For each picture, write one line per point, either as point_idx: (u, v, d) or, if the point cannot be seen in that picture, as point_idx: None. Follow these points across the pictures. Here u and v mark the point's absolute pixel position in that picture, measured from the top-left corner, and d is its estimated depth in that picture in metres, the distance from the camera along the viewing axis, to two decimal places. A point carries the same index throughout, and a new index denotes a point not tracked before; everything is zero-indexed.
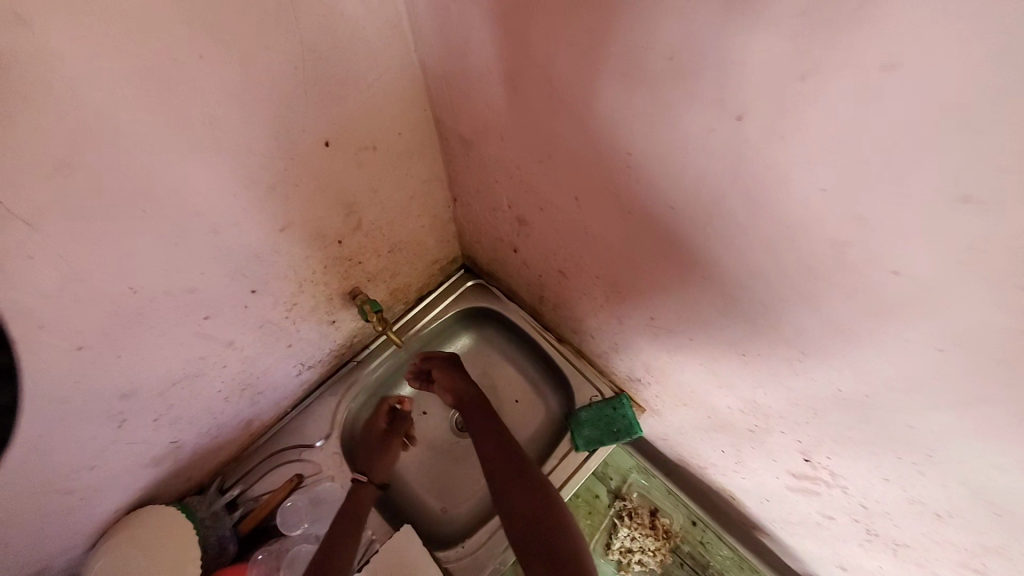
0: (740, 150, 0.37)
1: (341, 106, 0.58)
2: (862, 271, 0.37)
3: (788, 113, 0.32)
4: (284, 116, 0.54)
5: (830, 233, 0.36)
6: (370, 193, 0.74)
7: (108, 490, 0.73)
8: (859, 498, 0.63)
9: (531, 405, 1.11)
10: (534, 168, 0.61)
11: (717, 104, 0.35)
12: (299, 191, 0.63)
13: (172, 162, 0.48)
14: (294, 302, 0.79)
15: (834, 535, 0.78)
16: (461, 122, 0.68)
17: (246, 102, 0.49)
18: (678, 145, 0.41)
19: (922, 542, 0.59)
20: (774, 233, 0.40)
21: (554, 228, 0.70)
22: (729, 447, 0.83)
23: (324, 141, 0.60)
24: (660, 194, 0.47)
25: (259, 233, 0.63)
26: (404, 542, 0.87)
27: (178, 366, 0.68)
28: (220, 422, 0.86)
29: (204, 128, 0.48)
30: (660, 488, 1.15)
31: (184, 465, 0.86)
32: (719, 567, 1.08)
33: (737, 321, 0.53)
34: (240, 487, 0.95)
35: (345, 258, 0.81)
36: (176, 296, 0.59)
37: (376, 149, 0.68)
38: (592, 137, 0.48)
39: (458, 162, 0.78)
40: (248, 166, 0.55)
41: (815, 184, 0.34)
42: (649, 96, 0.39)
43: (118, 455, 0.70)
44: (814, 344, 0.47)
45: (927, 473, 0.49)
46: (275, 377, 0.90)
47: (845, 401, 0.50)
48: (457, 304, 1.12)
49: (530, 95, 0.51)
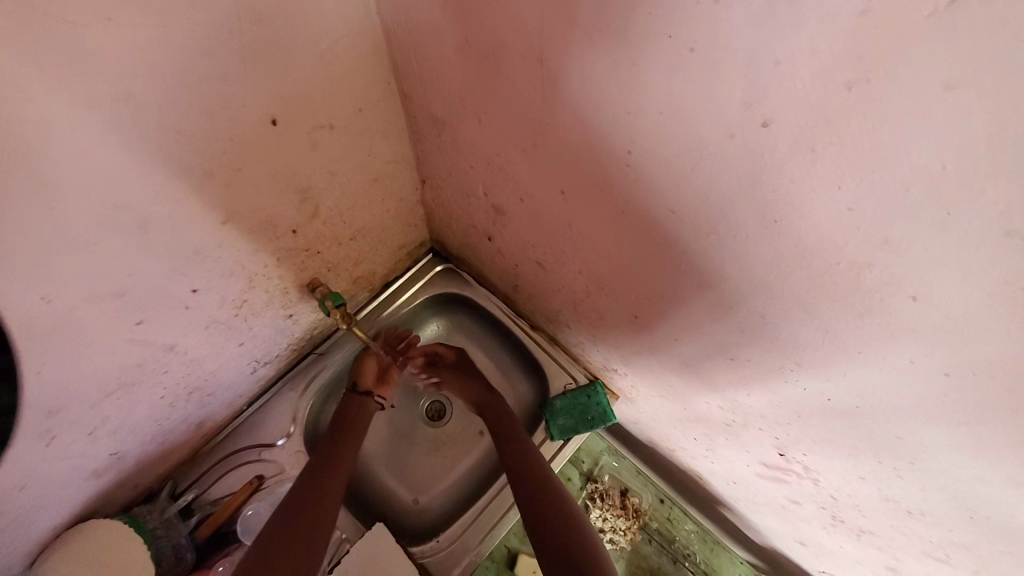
0: (760, 159, 0.33)
1: (291, 77, 0.50)
2: (879, 293, 0.34)
3: (824, 124, 0.28)
4: (221, 90, 0.45)
5: (851, 253, 0.33)
6: (328, 177, 0.65)
7: (44, 514, 0.65)
8: (830, 490, 0.64)
9: (505, 392, 1.08)
10: (515, 157, 0.56)
11: (741, 107, 0.31)
12: (245, 177, 0.54)
13: (84, 151, 0.39)
14: (244, 298, 0.71)
15: (798, 516, 0.81)
16: (431, 100, 0.60)
17: (173, 74, 0.40)
18: (687, 147, 0.36)
19: (887, 530, 0.62)
20: (784, 247, 0.37)
21: (532, 220, 0.65)
22: (702, 435, 0.84)
23: (270, 119, 0.52)
24: (660, 196, 0.43)
25: (197, 226, 0.54)
26: (376, 548, 0.82)
27: (112, 377, 0.59)
28: (167, 427, 0.78)
29: (120, 107, 0.39)
30: (630, 468, 1.17)
31: (129, 475, 0.78)
32: (685, 541, 1.12)
33: (729, 328, 0.50)
34: (195, 492, 0.87)
35: (302, 249, 0.73)
36: (101, 304, 0.50)
37: (333, 128, 0.60)
38: (585, 130, 0.43)
39: (427, 142, 0.71)
40: (179, 150, 0.46)
41: (842, 203, 0.31)
42: (659, 92, 0.34)
43: (49, 476, 0.62)
44: (810, 355, 0.45)
45: (905, 476, 0.50)
46: (227, 376, 0.82)
47: (833, 409, 0.49)
48: (425, 291, 1.05)
49: (514, 77, 0.44)
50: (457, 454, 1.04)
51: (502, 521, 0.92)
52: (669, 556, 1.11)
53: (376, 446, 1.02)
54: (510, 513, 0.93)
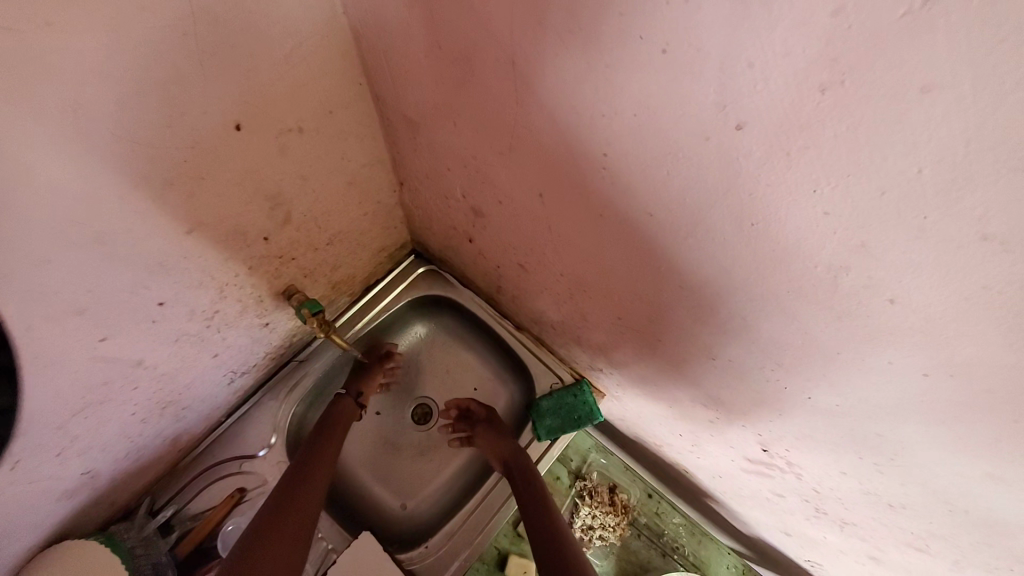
0: (736, 162, 0.32)
1: (254, 81, 0.47)
2: (857, 297, 0.34)
3: (800, 128, 0.27)
4: (178, 96, 0.42)
5: (827, 257, 0.33)
6: (300, 182, 0.63)
7: (10, 541, 0.62)
8: (813, 484, 0.65)
9: (492, 393, 1.08)
10: (492, 159, 0.54)
11: (715, 110, 0.30)
12: (209, 185, 0.52)
13: (27, 163, 0.36)
14: (216, 308, 0.68)
15: (783, 509, 0.81)
16: (404, 101, 0.58)
17: (124, 81, 0.38)
18: (662, 150, 0.35)
19: (869, 522, 0.63)
20: (761, 249, 0.37)
21: (512, 222, 0.64)
22: (687, 432, 0.84)
23: (234, 125, 0.49)
24: (637, 199, 0.42)
25: (160, 237, 0.52)
26: (362, 556, 0.80)
27: (75, 398, 0.57)
28: (140, 444, 0.75)
29: (66, 118, 0.36)
30: (618, 465, 1.18)
31: (101, 495, 0.75)
32: (673, 534, 1.13)
33: (710, 328, 0.50)
34: (174, 507, 0.84)
35: (275, 256, 0.70)
36: (57, 323, 0.48)
37: (302, 132, 0.57)
38: (561, 132, 0.42)
39: (403, 144, 0.69)
40: (135, 160, 0.43)
41: (819, 207, 0.30)
42: (633, 94, 0.33)
43: (14, 502, 0.59)
44: (790, 356, 0.45)
45: (886, 472, 0.50)
46: (203, 389, 0.80)
47: (814, 407, 0.49)
48: (407, 293, 1.03)
49: (487, 78, 0.43)
50: (445, 457, 1.03)
51: (493, 521, 0.91)
52: (658, 548, 1.12)
53: (362, 452, 1.01)
54: (508, 503, 0.93)
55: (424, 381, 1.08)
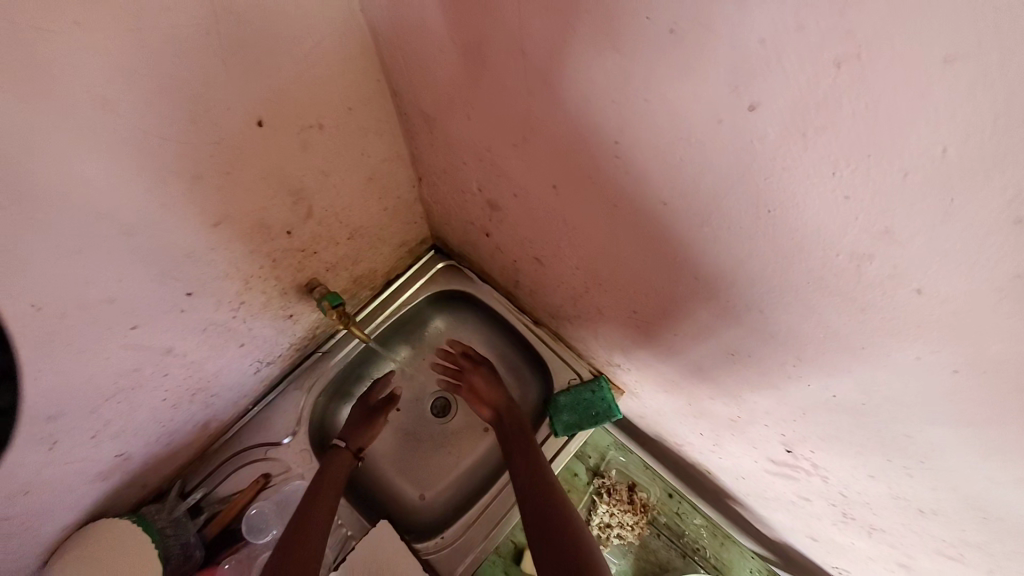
0: (750, 146, 0.31)
1: (276, 77, 0.49)
2: (881, 287, 0.33)
3: (816, 106, 0.26)
4: (203, 91, 0.44)
5: (849, 244, 0.32)
6: (321, 177, 0.65)
7: (53, 515, 0.66)
8: (839, 487, 0.62)
9: (510, 387, 1.08)
10: (506, 151, 0.54)
11: (727, 91, 0.29)
12: (234, 180, 0.54)
13: (62, 157, 0.38)
14: (242, 299, 0.71)
15: (809, 513, 0.78)
16: (420, 95, 0.59)
17: (151, 77, 0.40)
18: (674, 135, 0.34)
19: (899, 529, 0.60)
20: (780, 238, 0.35)
21: (528, 215, 0.64)
22: (709, 431, 0.82)
23: (257, 121, 0.51)
24: (651, 189, 0.41)
25: (188, 230, 0.54)
26: (379, 542, 0.82)
27: (110, 381, 0.60)
28: (172, 428, 0.79)
29: (96, 113, 0.38)
30: (637, 463, 1.16)
31: (136, 476, 0.79)
32: (693, 535, 1.11)
33: (729, 322, 0.48)
34: (203, 491, 0.88)
35: (298, 249, 0.72)
36: (92, 310, 0.51)
37: (323, 127, 0.59)
38: (573, 121, 0.41)
39: (420, 138, 0.70)
40: (162, 154, 0.45)
41: (838, 191, 0.29)
42: (643, 78, 0.32)
43: (55, 479, 0.63)
44: (812, 351, 0.43)
45: (915, 475, 0.48)
46: (230, 377, 0.83)
47: (839, 405, 0.47)
48: (427, 287, 1.05)
49: (498, 70, 0.43)
50: (463, 450, 1.05)
51: (508, 516, 0.91)
52: (678, 549, 1.10)
53: (382, 442, 1.03)
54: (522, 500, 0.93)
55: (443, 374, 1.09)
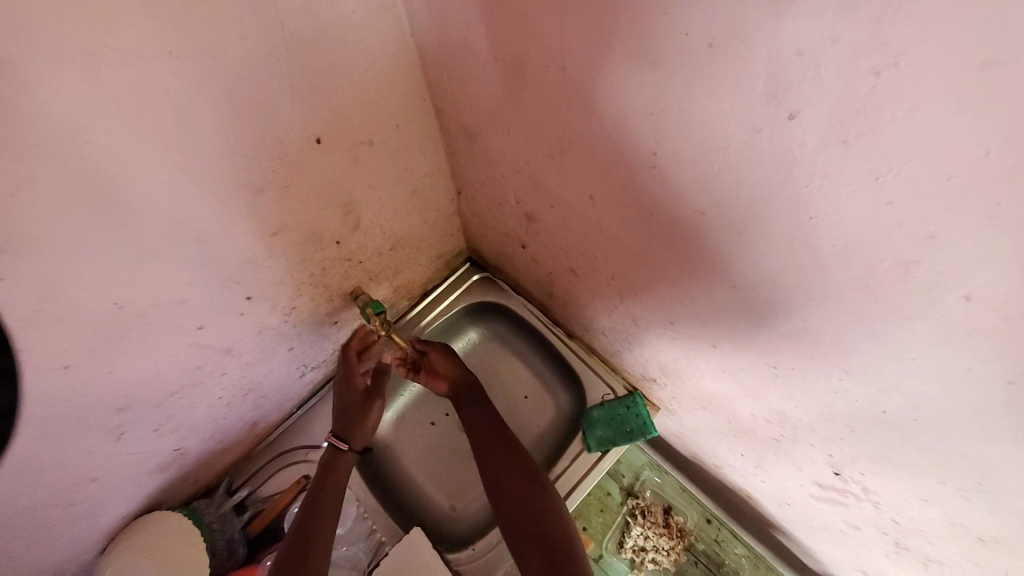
0: (789, 154, 0.31)
1: (333, 98, 0.53)
2: (930, 294, 0.32)
3: (856, 113, 0.27)
4: (270, 111, 0.49)
5: (894, 250, 0.31)
6: (368, 191, 0.69)
7: (115, 502, 0.71)
8: (892, 514, 0.59)
9: (543, 401, 1.08)
10: (544, 164, 0.56)
11: (765, 100, 0.30)
12: (292, 193, 0.58)
13: (148, 170, 0.43)
14: (293, 305, 0.75)
15: (859, 544, 0.74)
16: (463, 113, 0.62)
17: (228, 99, 0.44)
18: (711, 145, 0.35)
19: (960, 562, 0.56)
20: (821, 246, 0.35)
21: (564, 226, 0.65)
22: (750, 451, 0.79)
23: (315, 138, 0.55)
24: (687, 199, 0.42)
25: (250, 238, 0.58)
26: (410, 549, 0.83)
27: (174, 377, 0.64)
28: (224, 427, 0.83)
29: (180, 130, 0.43)
30: (673, 485, 1.12)
31: (189, 471, 0.84)
32: (734, 565, 1.05)
33: (770, 333, 0.48)
34: (248, 489, 0.92)
35: (345, 259, 0.76)
36: (164, 310, 0.56)
37: (372, 144, 0.63)
38: (610, 134, 0.42)
39: (461, 154, 0.73)
40: (233, 167, 0.50)
41: (881, 197, 0.29)
42: (680, 89, 0.33)
43: (120, 467, 0.68)
44: (858, 363, 0.42)
45: (973, 499, 0.45)
46: (278, 380, 0.87)
47: (888, 422, 0.46)
48: (462, 299, 1.07)
49: (538, 87, 0.45)
50: None
51: None
52: None
53: (415, 451, 1.04)
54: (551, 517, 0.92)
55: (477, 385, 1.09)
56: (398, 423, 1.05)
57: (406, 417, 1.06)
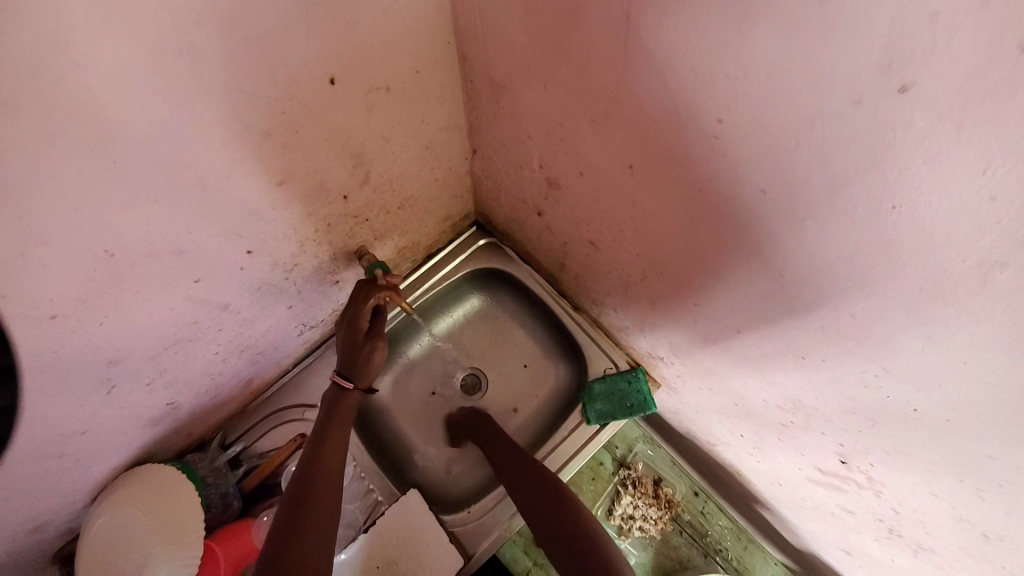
0: (888, 133, 0.28)
1: (351, 34, 0.47)
2: (1010, 298, 0.30)
3: (984, 93, 0.23)
4: (282, 43, 0.43)
5: (983, 250, 0.29)
6: (381, 143, 0.64)
7: (106, 455, 0.69)
8: (893, 503, 0.60)
9: (541, 372, 1.07)
10: (582, 126, 0.51)
11: (876, 69, 0.26)
12: (301, 139, 0.53)
13: (144, 104, 0.38)
14: (295, 262, 0.71)
15: (849, 526, 0.75)
16: (492, 62, 0.56)
17: (237, 26, 0.39)
18: (793, 116, 0.32)
19: (954, 552, 0.57)
20: (894, 239, 0.33)
21: (591, 195, 0.61)
22: (750, 432, 0.79)
23: (329, 79, 0.50)
24: (748, 176, 0.38)
25: (254, 187, 0.54)
26: (408, 512, 0.82)
27: (169, 331, 0.61)
28: (220, 382, 0.81)
29: (183, 59, 0.38)
30: (665, 459, 1.14)
31: (182, 425, 0.82)
32: (717, 536, 1.09)
33: (808, 324, 0.46)
34: (242, 444, 0.91)
35: (351, 216, 0.72)
36: (160, 261, 0.51)
37: (389, 91, 0.57)
38: (670, 95, 0.38)
39: (483, 107, 0.68)
40: (239, 106, 0.45)
41: (983, 191, 0.26)
42: (771, 48, 0.29)
43: (112, 420, 0.65)
44: (900, 361, 0.41)
45: (989, 499, 0.45)
46: (276, 337, 0.84)
47: (917, 420, 0.45)
48: (468, 264, 1.03)
49: (590, 38, 0.40)
50: None
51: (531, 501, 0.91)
52: (700, 548, 1.08)
53: (413, 414, 1.03)
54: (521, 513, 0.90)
55: (479, 353, 1.07)
56: (397, 386, 1.03)
57: (405, 381, 1.04)
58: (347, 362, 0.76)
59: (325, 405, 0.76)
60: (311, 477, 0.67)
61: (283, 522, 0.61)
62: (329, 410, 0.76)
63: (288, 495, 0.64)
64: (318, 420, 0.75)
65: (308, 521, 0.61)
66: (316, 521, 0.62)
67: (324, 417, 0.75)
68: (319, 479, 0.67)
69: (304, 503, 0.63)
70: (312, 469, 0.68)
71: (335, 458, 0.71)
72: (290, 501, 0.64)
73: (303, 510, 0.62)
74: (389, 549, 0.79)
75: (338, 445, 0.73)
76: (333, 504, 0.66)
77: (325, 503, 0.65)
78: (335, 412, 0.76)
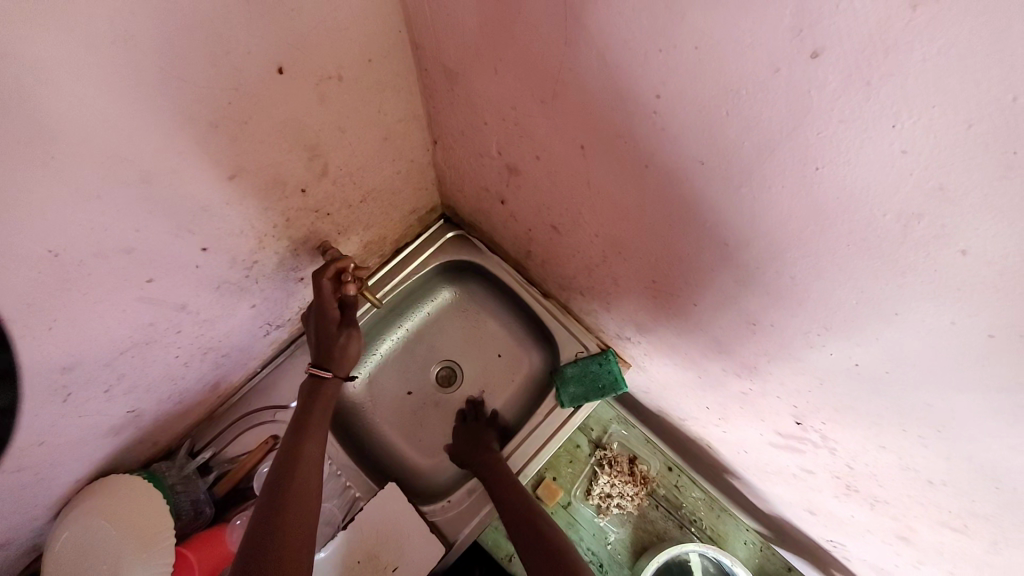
0: (806, 97, 0.30)
1: (299, 22, 0.47)
2: (926, 248, 0.32)
3: (885, 53, 0.25)
4: (226, 32, 0.42)
5: (899, 204, 0.31)
6: (337, 134, 0.63)
7: (67, 469, 0.66)
8: (845, 459, 0.63)
9: (515, 360, 1.08)
10: (534, 110, 0.52)
11: (789, 36, 0.28)
12: (252, 131, 0.52)
13: (80, 95, 0.37)
14: (256, 258, 0.70)
15: (810, 486, 0.79)
16: (443, 49, 0.57)
17: (175, 13, 0.38)
18: (723, 86, 0.33)
19: (904, 500, 0.61)
20: (820, 201, 0.35)
21: (549, 179, 0.62)
22: (716, 404, 0.82)
23: (278, 68, 0.49)
24: (688, 149, 0.40)
25: (205, 180, 0.53)
26: (388, 506, 0.82)
27: (125, 334, 0.59)
28: (184, 387, 0.79)
29: (120, 48, 0.37)
30: (638, 437, 1.17)
31: (147, 434, 0.79)
32: (691, 507, 1.12)
33: (754, 291, 0.48)
34: (212, 450, 0.89)
35: (311, 210, 0.71)
36: (110, 260, 0.50)
37: (342, 80, 0.57)
38: (612, 74, 0.39)
39: (440, 96, 0.68)
40: (182, 96, 0.44)
41: (897, 144, 0.28)
42: (696, 21, 0.31)
43: (71, 431, 0.63)
44: (838, 320, 0.43)
45: (929, 445, 0.48)
46: (240, 338, 0.82)
47: (859, 374, 0.48)
48: (436, 257, 1.03)
49: (532, 19, 0.41)
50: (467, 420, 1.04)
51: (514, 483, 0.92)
52: (675, 520, 1.11)
53: (389, 409, 1.03)
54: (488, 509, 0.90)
55: (451, 345, 1.08)
56: (371, 383, 1.02)
57: (378, 377, 1.03)
58: (321, 352, 0.77)
59: (303, 404, 0.75)
60: (287, 471, 0.65)
61: (261, 519, 0.59)
62: (306, 408, 0.75)
63: (263, 494, 0.62)
64: (295, 418, 0.73)
65: (286, 517, 0.60)
66: (297, 517, 0.61)
67: (301, 416, 0.74)
68: (297, 474, 0.65)
69: (282, 499, 0.62)
70: (289, 465, 0.66)
71: (314, 454, 0.70)
72: (267, 500, 0.62)
73: (280, 507, 0.61)
74: (370, 542, 0.79)
75: (316, 441, 0.72)
76: (313, 498, 0.64)
77: (304, 496, 0.63)
78: (311, 409, 0.74)
